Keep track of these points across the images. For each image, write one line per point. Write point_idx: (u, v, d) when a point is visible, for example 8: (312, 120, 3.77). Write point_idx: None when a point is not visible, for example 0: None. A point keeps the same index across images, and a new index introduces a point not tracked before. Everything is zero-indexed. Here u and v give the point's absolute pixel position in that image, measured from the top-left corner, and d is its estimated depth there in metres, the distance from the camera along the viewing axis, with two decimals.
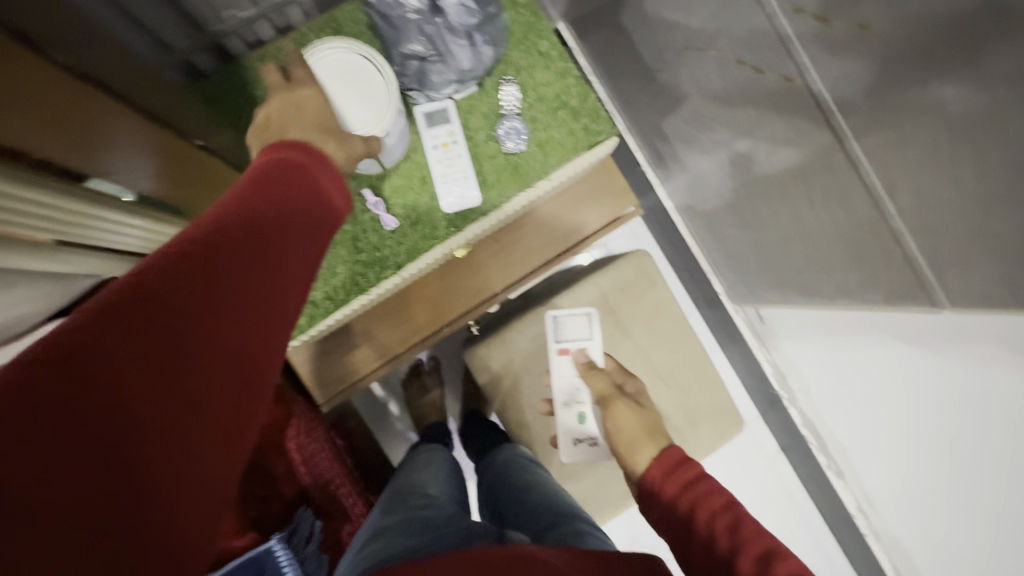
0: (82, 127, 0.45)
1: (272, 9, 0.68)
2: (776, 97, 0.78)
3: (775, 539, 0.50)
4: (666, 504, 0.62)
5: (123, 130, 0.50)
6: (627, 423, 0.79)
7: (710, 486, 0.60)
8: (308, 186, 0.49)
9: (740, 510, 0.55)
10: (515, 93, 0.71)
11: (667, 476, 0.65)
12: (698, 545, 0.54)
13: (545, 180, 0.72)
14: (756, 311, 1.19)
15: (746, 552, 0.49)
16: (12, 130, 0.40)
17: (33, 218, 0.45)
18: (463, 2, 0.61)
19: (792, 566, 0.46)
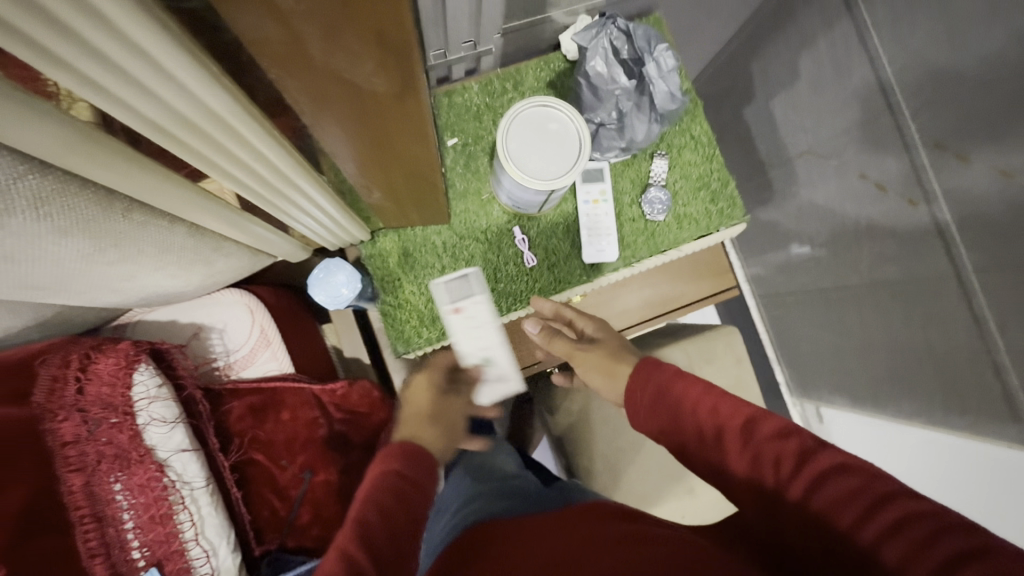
0: (359, 115, 0.38)
1: (470, 56, 0.70)
2: (894, 217, 0.84)
3: (750, 404, 0.51)
4: (650, 409, 0.58)
5: (386, 140, 0.44)
6: (593, 376, 0.66)
7: (686, 381, 0.56)
8: (423, 486, 0.51)
9: (719, 393, 0.53)
10: (665, 166, 0.77)
11: (648, 391, 0.59)
12: (690, 438, 0.53)
13: (674, 250, 0.79)
14: (816, 409, 1.21)
15: (729, 428, 0.49)
16: (298, 89, 0.34)
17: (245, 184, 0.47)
18: (670, 91, 0.68)
19: (771, 417, 0.48)
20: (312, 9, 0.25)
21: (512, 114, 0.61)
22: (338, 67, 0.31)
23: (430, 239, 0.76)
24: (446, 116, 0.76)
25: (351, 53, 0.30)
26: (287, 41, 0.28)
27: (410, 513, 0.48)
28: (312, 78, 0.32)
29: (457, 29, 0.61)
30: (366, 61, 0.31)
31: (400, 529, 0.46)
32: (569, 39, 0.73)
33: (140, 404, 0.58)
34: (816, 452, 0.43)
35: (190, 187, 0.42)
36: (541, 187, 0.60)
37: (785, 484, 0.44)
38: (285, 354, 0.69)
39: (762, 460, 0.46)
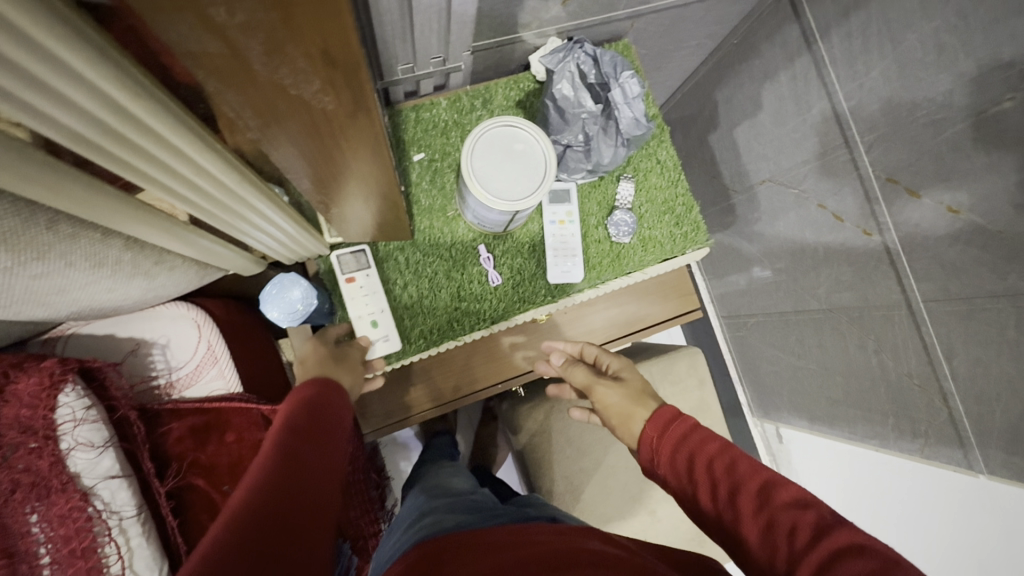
0: (308, 130, 0.37)
1: (438, 72, 0.69)
2: (850, 245, 0.86)
3: (767, 469, 0.52)
4: (664, 455, 0.58)
5: (340, 157, 0.42)
6: (611, 409, 0.66)
7: (701, 434, 0.56)
8: (335, 406, 0.54)
9: (738, 451, 0.54)
10: (630, 190, 0.77)
11: (665, 438, 0.58)
12: (703, 495, 0.53)
13: (639, 272, 0.79)
14: (776, 430, 1.23)
15: (744, 490, 0.50)
16: (236, 103, 0.32)
17: (184, 199, 0.44)
18: (636, 117, 0.68)
19: (792, 489, 0.49)
20: (250, 23, 0.24)
21: (481, 132, 0.60)
22: (283, 82, 0.30)
23: (393, 255, 0.74)
24: (412, 132, 0.75)
25: (292, 70, 0.29)
26: (224, 57, 0.27)
27: (327, 426, 0.50)
28: (252, 94, 0.31)
29: (425, 44, 0.60)
30: (311, 79, 0.30)
31: (318, 429, 0.48)
32: (536, 61, 0.73)
33: (64, 427, 0.54)
34: (834, 527, 0.44)
35: (122, 196, 0.39)
36: (505, 205, 0.59)
37: (799, 559, 0.44)
38: (233, 372, 0.66)
39: (775, 530, 0.47)
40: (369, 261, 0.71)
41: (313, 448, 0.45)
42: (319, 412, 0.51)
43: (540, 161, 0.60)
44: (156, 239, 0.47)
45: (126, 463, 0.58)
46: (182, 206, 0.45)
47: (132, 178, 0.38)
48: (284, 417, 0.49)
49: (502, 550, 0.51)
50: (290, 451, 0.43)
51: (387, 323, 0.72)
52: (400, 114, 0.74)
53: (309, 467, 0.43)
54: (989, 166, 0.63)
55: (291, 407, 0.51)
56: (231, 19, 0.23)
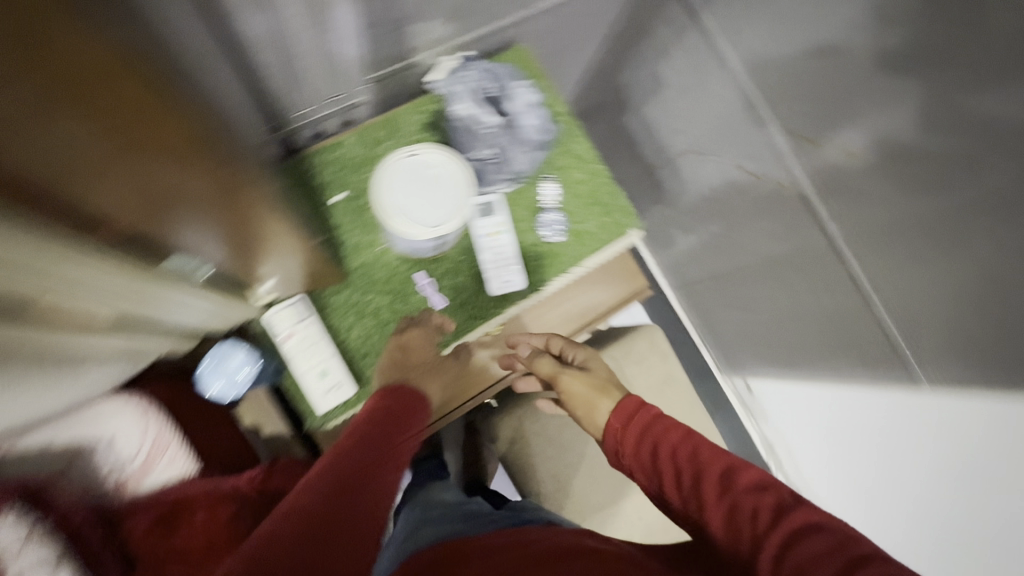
0: (190, 208, 0.38)
1: (340, 109, 0.72)
2: (771, 198, 0.92)
3: (727, 454, 0.56)
4: (631, 444, 0.62)
5: (238, 217, 0.44)
6: (577, 398, 0.70)
7: (665, 424, 0.61)
8: (406, 414, 0.61)
9: (697, 438, 0.58)
10: (554, 190, 0.80)
11: (629, 429, 0.63)
12: (668, 483, 0.57)
13: (579, 267, 0.81)
14: (745, 382, 1.25)
15: (708, 476, 0.54)
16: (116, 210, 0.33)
17: (97, 298, 0.43)
18: (535, 123, 0.76)
19: (752, 472, 0.53)
20: (87, 144, 0.25)
21: (390, 161, 0.61)
22: (152, 179, 0.31)
23: (331, 300, 0.73)
24: (328, 174, 0.75)
25: (154, 162, 0.30)
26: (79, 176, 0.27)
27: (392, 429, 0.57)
28: (127, 197, 0.31)
29: (307, 78, 0.62)
30: (171, 162, 0.31)
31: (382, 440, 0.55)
32: (433, 82, 0.73)
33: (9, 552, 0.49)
34: (793, 508, 0.47)
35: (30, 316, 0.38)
36: (427, 231, 0.59)
37: (762, 539, 0.47)
38: (186, 454, 0.65)
39: (739, 514, 0.50)
40: (308, 310, 0.69)
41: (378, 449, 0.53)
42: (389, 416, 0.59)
43: (455, 182, 0.61)
44: (70, 340, 0.45)
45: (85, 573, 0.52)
46: (108, 309, 0.46)
47: (38, 297, 0.37)
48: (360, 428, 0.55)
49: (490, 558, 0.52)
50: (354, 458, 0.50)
51: (338, 369, 0.70)
52: (311, 159, 0.74)
53: (358, 485, 0.48)
54: (887, 97, 0.70)
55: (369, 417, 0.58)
56: (74, 148, 0.25)
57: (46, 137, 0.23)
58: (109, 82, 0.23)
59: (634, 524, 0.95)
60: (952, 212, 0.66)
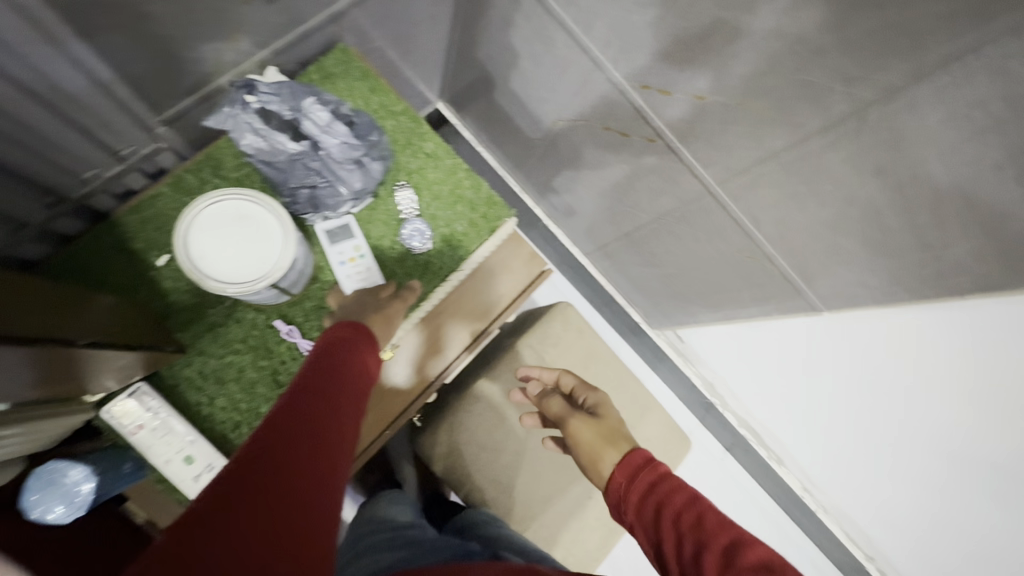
0: None
1: (136, 160, 0.68)
2: (644, 155, 0.88)
3: (736, 532, 0.55)
4: (636, 501, 0.63)
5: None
6: (587, 440, 0.73)
7: (673, 487, 0.61)
8: (359, 348, 0.62)
9: (703, 505, 0.58)
10: (409, 196, 0.78)
11: (632, 485, 0.64)
12: (669, 549, 0.57)
13: (459, 271, 0.79)
14: (675, 333, 1.25)
15: (712, 548, 0.54)
16: None
17: None
18: (345, 141, 0.67)
19: (757, 552, 0.52)
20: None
21: (185, 221, 0.55)
22: None
23: (182, 375, 0.69)
24: (145, 236, 0.69)
25: None
26: None
27: (347, 363, 0.58)
28: None
29: (64, 137, 0.57)
30: None
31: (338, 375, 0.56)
32: (214, 120, 0.61)
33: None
34: None
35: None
36: (252, 278, 0.54)
37: None
38: None
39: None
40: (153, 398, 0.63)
41: (335, 383, 0.54)
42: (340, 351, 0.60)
43: (274, 217, 0.56)
44: None
45: None
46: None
47: None
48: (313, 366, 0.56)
49: None
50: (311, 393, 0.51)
51: (204, 449, 0.64)
52: (123, 222, 0.68)
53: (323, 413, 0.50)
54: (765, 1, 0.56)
55: (322, 356, 0.58)
56: None
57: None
58: None
59: (585, 507, 0.95)
60: (798, 144, 0.66)
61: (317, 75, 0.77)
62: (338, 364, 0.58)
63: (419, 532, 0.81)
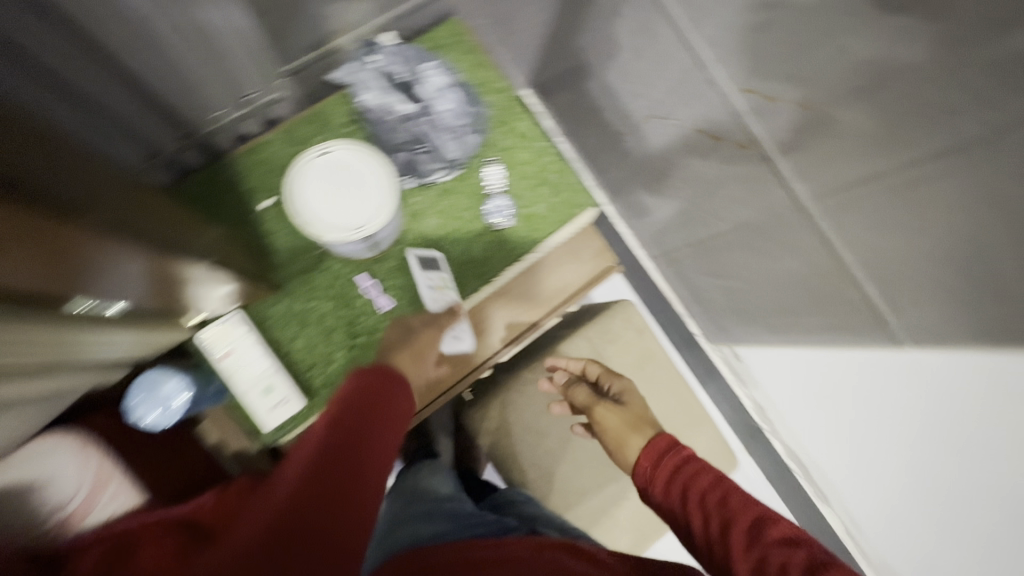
0: (65, 260, 0.37)
1: (254, 108, 0.76)
2: (735, 164, 0.90)
3: (760, 506, 0.58)
4: (664, 480, 0.67)
5: (127, 262, 0.43)
6: (615, 424, 0.87)
7: (694, 469, 0.65)
8: (388, 389, 0.58)
9: (727, 486, 0.61)
10: (498, 173, 0.79)
11: (659, 468, 0.68)
12: (697, 525, 0.60)
13: (533, 252, 0.79)
14: (732, 350, 1.11)
15: (737, 523, 0.57)
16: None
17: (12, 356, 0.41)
18: (451, 109, 0.77)
19: (782, 527, 0.55)
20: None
21: (295, 167, 0.58)
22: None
23: (270, 311, 0.73)
24: (252, 178, 0.74)
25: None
26: None
27: (380, 400, 0.55)
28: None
29: (195, 71, 0.65)
30: (51, 225, 0.33)
31: (371, 413, 0.52)
32: (342, 73, 0.75)
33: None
34: (826, 565, 0.50)
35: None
36: (351, 226, 0.57)
37: None
38: (130, 488, 0.63)
39: (768, 566, 0.52)
40: (241, 325, 0.68)
41: (369, 420, 0.51)
42: (373, 390, 0.56)
43: (377, 172, 0.58)
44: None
45: None
46: (31, 364, 0.43)
47: None
48: (344, 401, 0.53)
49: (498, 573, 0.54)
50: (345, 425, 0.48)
51: (281, 381, 0.69)
52: (237, 161, 0.74)
53: (358, 450, 0.46)
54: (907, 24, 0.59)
55: (353, 390, 0.55)
56: None
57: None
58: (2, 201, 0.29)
59: (621, 505, 0.95)
60: None
61: (428, 45, 0.79)
62: (372, 401, 0.54)
63: (457, 505, 0.83)
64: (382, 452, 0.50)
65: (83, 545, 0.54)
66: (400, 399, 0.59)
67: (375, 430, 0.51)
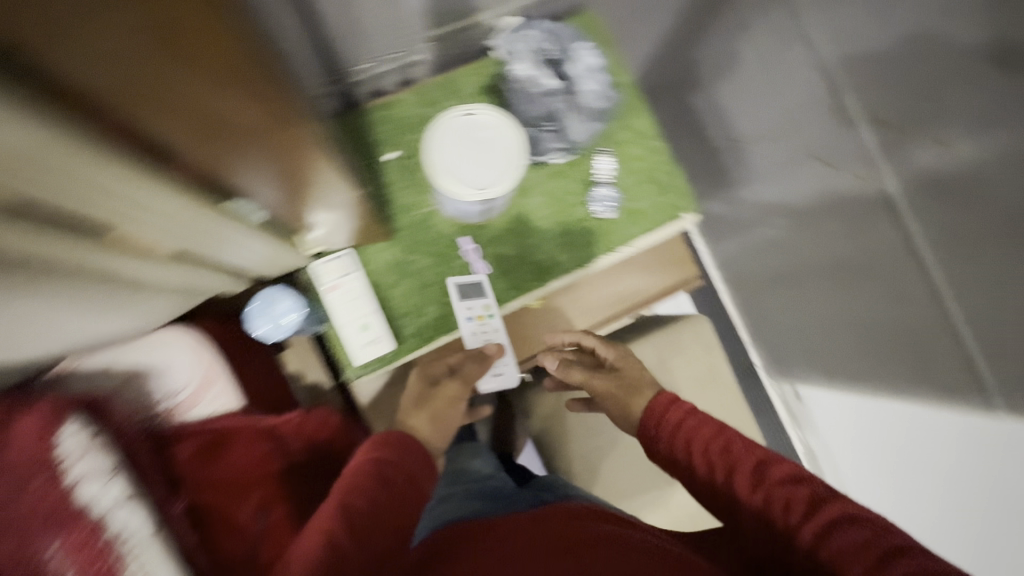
0: (243, 141, 0.37)
1: (393, 63, 0.79)
2: (855, 189, 0.80)
3: (760, 450, 0.60)
4: (667, 433, 0.67)
5: (290, 161, 0.44)
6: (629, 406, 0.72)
7: (698, 419, 0.65)
8: (411, 462, 0.61)
9: (730, 433, 0.62)
10: (609, 165, 0.85)
11: (663, 420, 0.68)
12: (700, 469, 0.62)
13: (628, 245, 0.87)
14: (793, 387, 1.11)
15: (741, 468, 0.58)
16: (177, 131, 0.32)
17: (152, 224, 0.41)
18: (595, 92, 0.81)
19: (784, 467, 0.57)
20: (206, 53, 0.28)
21: (435, 123, 0.61)
22: (207, 103, 0.31)
23: (378, 256, 0.82)
24: (380, 130, 0.81)
25: (205, 80, 0.29)
26: (137, 87, 0.27)
27: (400, 469, 0.59)
28: (186, 115, 0.31)
29: (371, 21, 0.69)
30: (247, 91, 0.32)
31: (394, 491, 0.56)
32: (496, 42, 0.80)
33: (68, 461, 0.49)
34: (827, 501, 0.52)
35: (96, 237, 0.39)
36: (478, 185, 0.60)
37: (796, 527, 0.52)
38: (234, 387, 0.68)
39: (773, 504, 0.54)
40: (352, 265, 0.77)
41: (389, 495, 0.55)
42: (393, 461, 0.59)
43: (513, 138, 0.61)
44: (122, 262, 0.44)
45: (139, 485, 0.53)
46: (170, 242, 0.46)
47: (83, 212, 0.35)
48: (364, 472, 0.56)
49: (523, 536, 0.55)
50: (363, 508, 0.52)
51: (380, 322, 0.78)
52: (369, 114, 0.81)
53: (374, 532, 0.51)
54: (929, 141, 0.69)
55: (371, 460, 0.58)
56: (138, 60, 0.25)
57: (110, 40, 0.23)
58: (231, 47, 0.28)
59: (661, 516, 0.94)
60: None
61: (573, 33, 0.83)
62: (392, 479, 0.57)
63: (499, 483, 0.83)
64: (398, 528, 0.54)
65: (183, 436, 0.62)
66: (419, 467, 0.62)
67: (392, 511, 0.54)
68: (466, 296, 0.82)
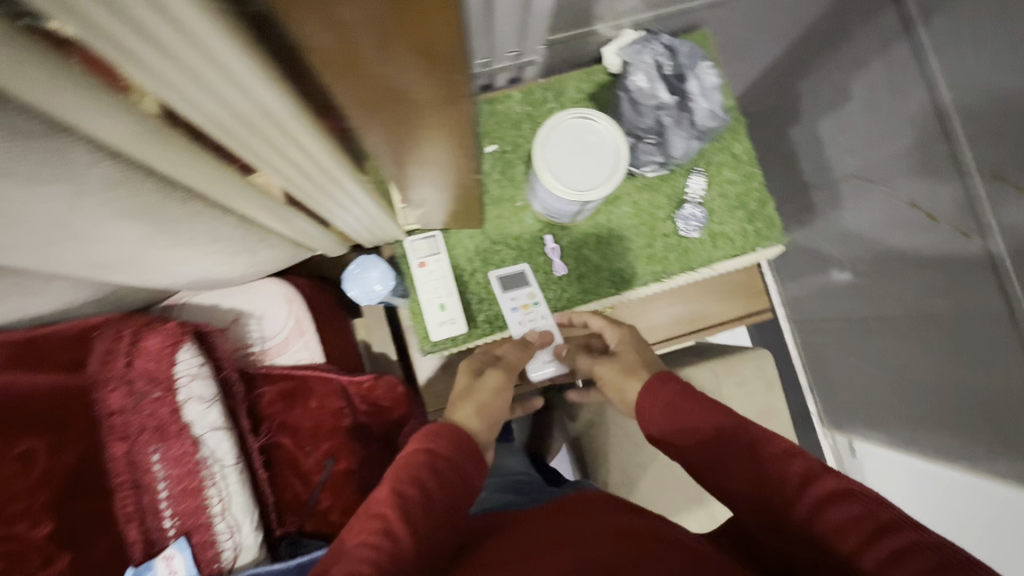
0: (400, 111, 0.38)
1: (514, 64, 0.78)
2: (944, 249, 0.75)
3: (751, 425, 0.52)
4: (660, 414, 0.58)
5: (424, 138, 0.45)
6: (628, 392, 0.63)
7: (690, 398, 0.57)
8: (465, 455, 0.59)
9: (721, 411, 0.54)
10: (700, 184, 0.86)
11: (653, 405, 0.59)
12: (697, 453, 0.54)
13: (707, 267, 0.87)
14: (849, 441, 1.07)
15: (736, 445, 0.51)
16: (349, 93, 0.34)
17: (288, 174, 0.44)
18: (709, 110, 0.80)
19: (781, 442, 0.49)
20: (413, 35, 0.28)
21: (548, 122, 0.64)
22: (388, 74, 0.32)
23: (463, 242, 0.85)
24: (486, 122, 0.85)
25: (400, 54, 0.29)
26: (344, 53, 0.28)
27: (457, 466, 0.57)
28: (366, 83, 0.32)
29: (502, 35, 0.67)
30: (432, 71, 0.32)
31: (450, 492, 0.55)
32: (613, 53, 0.81)
33: (182, 381, 0.58)
34: (822, 475, 0.45)
35: (245, 172, 0.43)
36: (578, 187, 0.62)
37: (791, 505, 0.45)
38: (317, 344, 0.71)
39: (767, 480, 0.48)
40: (438, 246, 0.82)
41: (443, 493, 0.54)
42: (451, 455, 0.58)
43: (615, 147, 0.63)
44: (257, 209, 0.48)
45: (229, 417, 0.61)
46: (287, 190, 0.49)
47: (244, 155, 0.39)
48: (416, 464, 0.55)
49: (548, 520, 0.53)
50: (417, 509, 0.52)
51: (456, 306, 0.81)
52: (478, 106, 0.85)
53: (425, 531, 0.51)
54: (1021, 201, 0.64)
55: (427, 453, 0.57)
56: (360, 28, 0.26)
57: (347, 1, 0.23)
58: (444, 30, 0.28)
59: None
60: None
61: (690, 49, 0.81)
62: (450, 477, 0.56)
63: (528, 477, 0.85)
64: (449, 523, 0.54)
65: (269, 378, 0.69)
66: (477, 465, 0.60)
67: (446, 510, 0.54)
68: (511, 287, 0.82)
